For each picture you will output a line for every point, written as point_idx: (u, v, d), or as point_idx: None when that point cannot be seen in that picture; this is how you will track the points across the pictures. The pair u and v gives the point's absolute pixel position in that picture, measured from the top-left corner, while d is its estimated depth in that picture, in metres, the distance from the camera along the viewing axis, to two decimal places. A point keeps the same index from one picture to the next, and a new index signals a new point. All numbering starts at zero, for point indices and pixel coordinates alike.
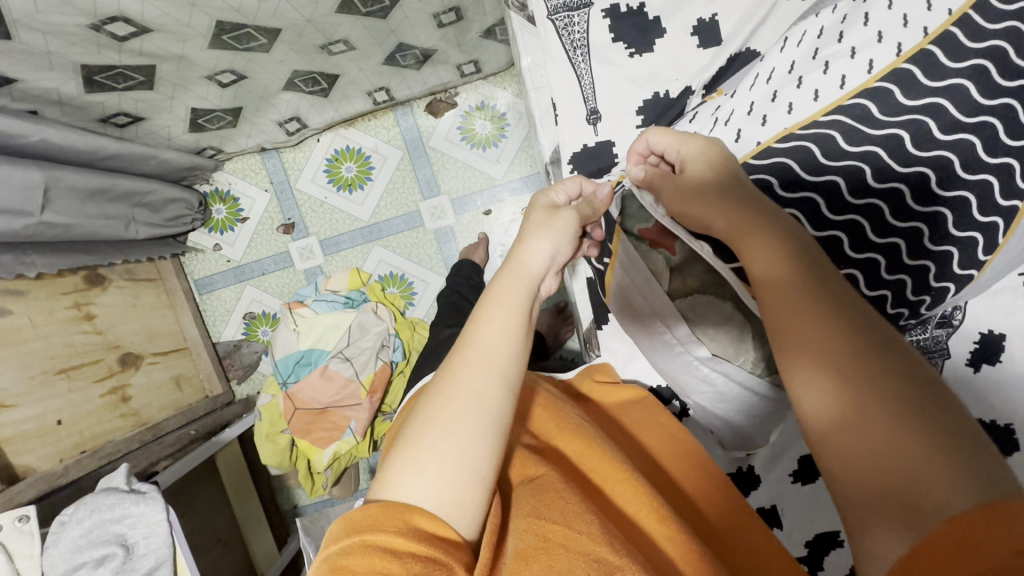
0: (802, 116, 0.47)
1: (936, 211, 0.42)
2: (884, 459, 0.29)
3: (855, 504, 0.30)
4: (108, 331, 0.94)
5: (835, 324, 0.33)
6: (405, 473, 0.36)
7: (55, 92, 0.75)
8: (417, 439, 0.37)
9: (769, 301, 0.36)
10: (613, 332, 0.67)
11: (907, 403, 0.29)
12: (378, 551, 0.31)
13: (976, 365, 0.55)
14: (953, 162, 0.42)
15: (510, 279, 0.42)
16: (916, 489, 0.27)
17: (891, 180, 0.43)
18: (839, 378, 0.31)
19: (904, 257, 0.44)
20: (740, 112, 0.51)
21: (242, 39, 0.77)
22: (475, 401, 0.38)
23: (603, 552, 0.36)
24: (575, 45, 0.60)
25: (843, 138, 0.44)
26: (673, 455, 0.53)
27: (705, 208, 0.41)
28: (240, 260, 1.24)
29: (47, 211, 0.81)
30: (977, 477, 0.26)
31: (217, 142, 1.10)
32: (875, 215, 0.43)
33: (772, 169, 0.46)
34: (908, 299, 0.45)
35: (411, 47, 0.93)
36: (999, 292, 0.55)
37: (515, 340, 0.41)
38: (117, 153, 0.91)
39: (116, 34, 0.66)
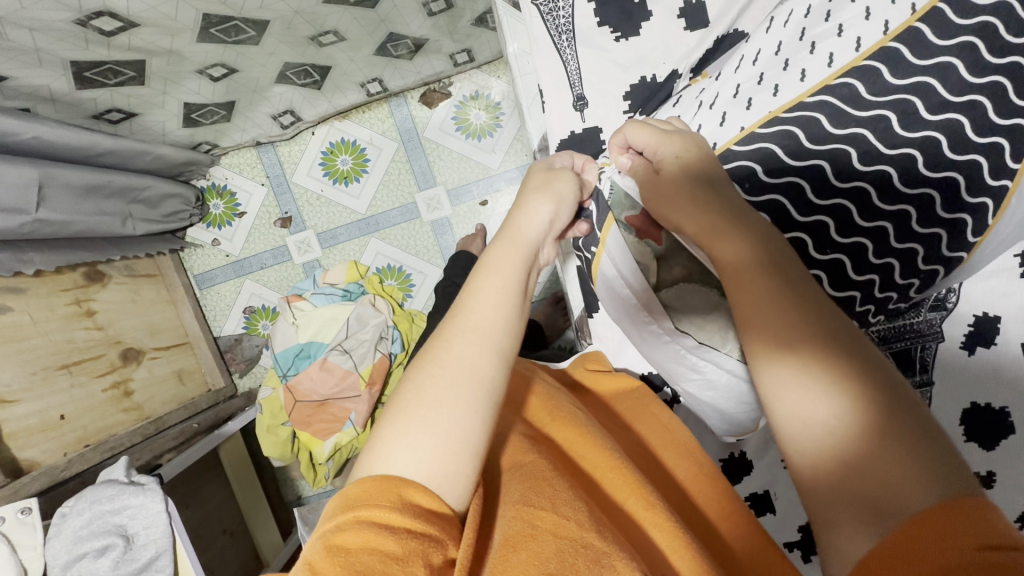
0: (787, 98, 0.45)
1: (924, 193, 0.42)
2: (850, 461, 0.30)
3: (824, 502, 0.31)
4: (109, 326, 0.95)
5: (805, 326, 0.33)
6: (398, 443, 0.35)
7: (47, 90, 0.75)
8: (415, 409, 0.36)
9: (743, 304, 0.36)
10: (604, 321, 0.67)
11: (871, 404, 0.30)
12: (375, 527, 0.31)
13: (971, 348, 0.54)
14: (942, 142, 0.41)
15: (508, 246, 0.43)
16: (882, 490, 0.29)
17: (876, 162, 0.42)
18: (810, 382, 0.32)
19: (892, 240, 0.44)
20: (726, 95, 0.50)
21: (230, 32, 0.76)
22: (469, 371, 0.37)
23: (591, 538, 0.36)
24: (560, 30, 0.60)
25: (829, 121, 0.43)
26: (665, 444, 0.53)
27: (679, 213, 0.41)
28: (239, 254, 1.24)
29: (42, 209, 0.82)
30: (937, 476, 0.28)
31: (212, 137, 1.10)
32: (862, 198, 0.43)
33: (757, 155, 0.45)
34: (897, 282, 0.45)
35: (401, 37, 0.93)
36: (995, 274, 0.54)
37: (508, 313, 0.40)
38: (110, 150, 0.91)
39: (102, 29, 0.66)
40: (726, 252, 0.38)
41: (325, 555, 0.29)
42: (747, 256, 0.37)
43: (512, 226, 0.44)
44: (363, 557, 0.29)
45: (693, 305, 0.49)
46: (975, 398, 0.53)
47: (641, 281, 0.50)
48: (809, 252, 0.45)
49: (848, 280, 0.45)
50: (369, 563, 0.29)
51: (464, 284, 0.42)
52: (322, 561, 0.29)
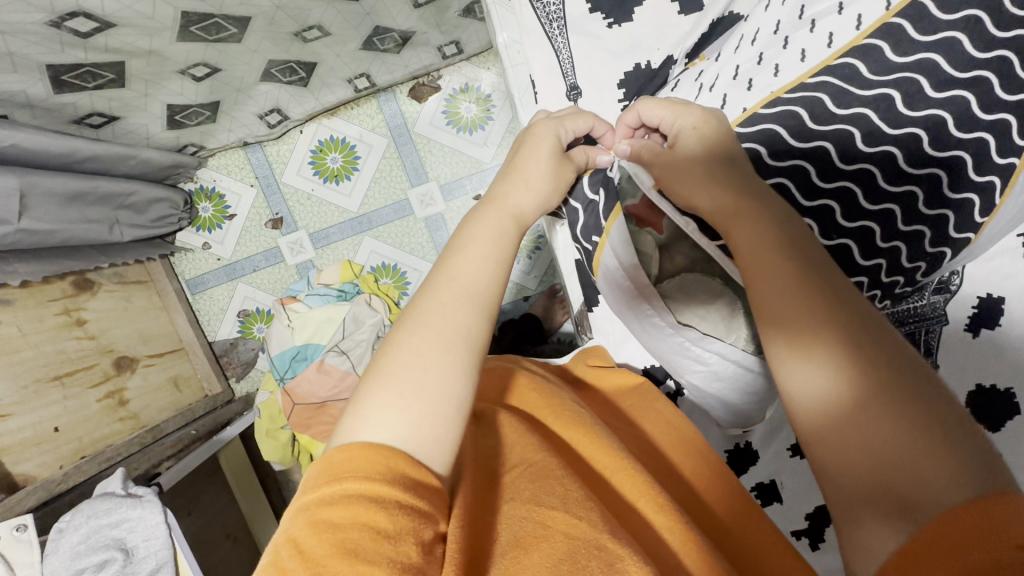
0: (788, 78, 0.44)
1: (930, 173, 0.41)
2: (876, 451, 0.29)
3: (848, 496, 0.30)
4: (101, 335, 0.93)
5: (826, 316, 0.33)
6: (381, 408, 0.34)
7: (24, 95, 0.73)
8: (403, 370, 0.36)
9: (763, 292, 0.36)
10: (604, 315, 0.66)
11: (900, 394, 0.30)
12: (365, 500, 0.29)
13: (976, 331, 0.54)
14: (947, 120, 0.40)
15: (493, 210, 0.46)
16: (911, 483, 0.28)
17: (880, 144, 0.41)
18: (832, 372, 0.32)
19: (899, 223, 0.43)
20: (725, 77, 0.49)
21: (211, 30, 0.74)
22: (466, 334, 0.39)
23: (605, 539, 0.35)
24: (551, 17, 0.59)
25: (832, 101, 0.42)
26: (670, 441, 0.52)
27: (693, 187, 0.41)
28: (230, 257, 1.22)
29: (25, 219, 0.79)
30: (972, 469, 0.27)
31: (198, 138, 1.07)
32: (867, 180, 0.42)
33: (761, 137, 0.44)
34: (903, 266, 0.45)
35: (388, 30, 0.91)
36: (998, 255, 0.54)
37: (493, 275, 0.42)
38: (94, 155, 0.89)
39: (78, 31, 0.64)
40: (746, 237, 0.38)
41: (312, 532, 0.28)
42: (763, 242, 0.37)
43: (493, 195, 0.48)
44: (353, 535, 0.28)
45: (696, 296, 0.48)
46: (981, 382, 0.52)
47: (641, 274, 0.48)
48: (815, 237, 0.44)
49: (854, 266, 0.44)
50: (359, 539, 0.28)
51: (446, 248, 0.44)
52: (310, 541, 0.28)
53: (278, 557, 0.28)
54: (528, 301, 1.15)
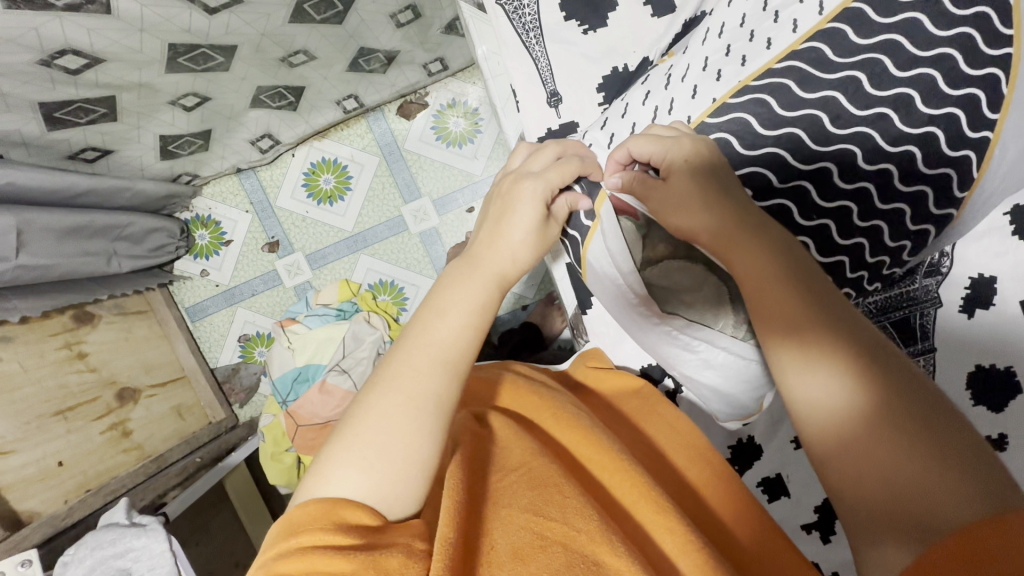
0: (755, 66, 0.44)
1: (905, 151, 0.42)
2: (889, 476, 0.31)
3: (865, 519, 0.32)
4: (102, 367, 0.93)
5: (834, 345, 0.34)
6: (343, 466, 0.34)
7: (18, 134, 0.74)
8: (364, 437, 0.35)
9: (771, 325, 0.37)
10: (599, 317, 0.66)
11: (908, 420, 0.31)
12: (320, 549, 0.30)
13: (970, 311, 0.55)
14: (914, 97, 0.41)
15: (473, 258, 0.45)
16: (925, 505, 0.29)
17: (851, 126, 0.42)
18: (843, 403, 0.33)
19: (875, 203, 0.43)
20: (696, 68, 0.49)
21: (199, 60, 0.76)
22: (433, 401, 0.37)
23: (603, 553, 0.35)
24: (527, 27, 0.60)
25: (799, 86, 0.42)
26: (669, 439, 0.52)
27: (687, 219, 0.41)
28: (229, 283, 1.23)
29: (23, 254, 0.80)
30: (981, 488, 0.28)
31: (192, 167, 1.09)
32: (847, 160, 0.42)
33: (732, 126, 0.44)
34: (887, 245, 0.45)
35: (373, 51, 0.93)
36: (984, 234, 0.55)
37: (471, 325, 0.41)
38: (90, 190, 0.90)
39: (68, 67, 0.65)
40: (745, 267, 0.38)
41: None
42: (765, 273, 0.38)
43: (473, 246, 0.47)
44: None
45: (679, 283, 0.48)
46: (978, 360, 0.53)
47: (628, 260, 0.47)
48: (795, 220, 0.44)
49: (833, 245, 0.45)
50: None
51: (427, 296, 0.43)
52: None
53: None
54: (527, 309, 1.16)
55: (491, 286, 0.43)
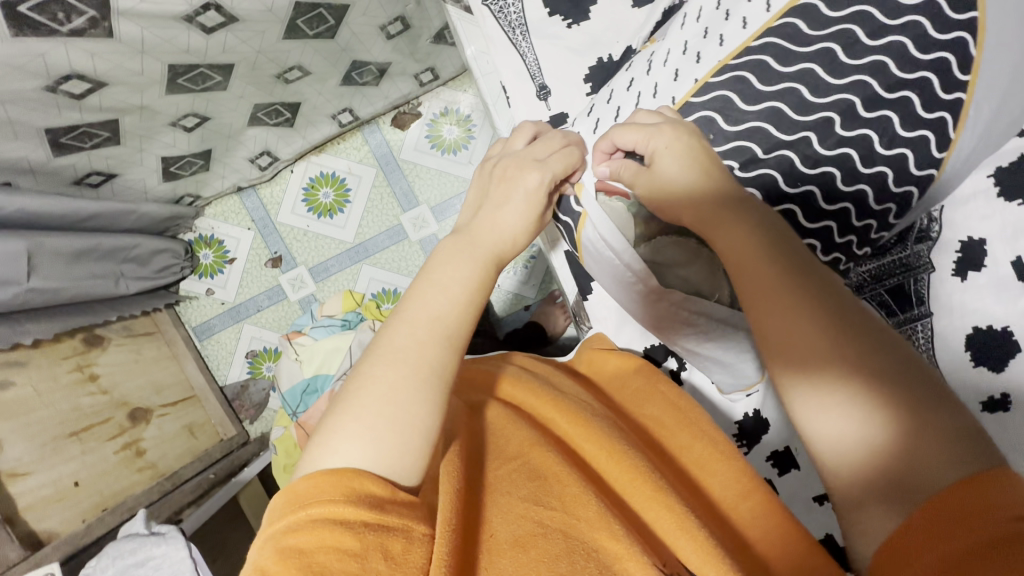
0: (733, 45, 0.46)
1: (881, 116, 0.44)
2: (876, 443, 0.33)
3: (852, 484, 0.33)
4: (114, 390, 0.94)
5: (821, 319, 0.36)
6: (346, 436, 0.35)
7: (26, 161, 0.76)
8: (370, 404, 0.37)
9: (758, 300, 0.38)
10: (600, 302, 0.67)
11: (894, 389, 0.33)
12: (329, 523, 0.30)
13: (964, 275, 0.57)
14: (889, 64, 0.43)
15: (465, 237, 0.46)
16: (913, 469, 0.31)
17: (830, 95, 0.44)
18: (835, 379, 0.34)
19: (858, 166, 0.45)
20: (677, 52, 0.50)
21: (197, 80, 0.78)
22: (438, 369, 0.39)
23: (600, 538, 0.38)
24: (513, 25, 0.62)
25: (777, 61, 0.44)
26: (671, 419, 0.54)
27: (672, 201, 0.44)
28: (234, 300, 1.24)
29: (34, 278, 0.81)
30: (964, 450, 0.30)
31: (194, 188, 1.11)
32: (827, 127, 0.44)
33: (715, 104, 0.46)
34: (872, 209, 0.46)
35: (365, 64, 0.95)
36: (972, 199, 0.57)
37: (465, 299, 0.42)
38: (97, 213, 0.92)
39: (73, 93, 0.67)
40: (731, 243, 0.40)
41: (277, 559, 0.29)
42: (750, 251, 0.39)
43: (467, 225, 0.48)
44: (320, 558, 0.29)
45: (673, 259, 0.51)
46: (975, 323, 0.55)
47: (621, 241, 0.51)
48: (780, 188, 0.46)
49: (819, 211, 0.46)
50: (326, 562, 0.29)
51: (416, 275, 0.44)
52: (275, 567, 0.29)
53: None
54: (530, 309, 1.17)
55: (484, 264, 0.45)
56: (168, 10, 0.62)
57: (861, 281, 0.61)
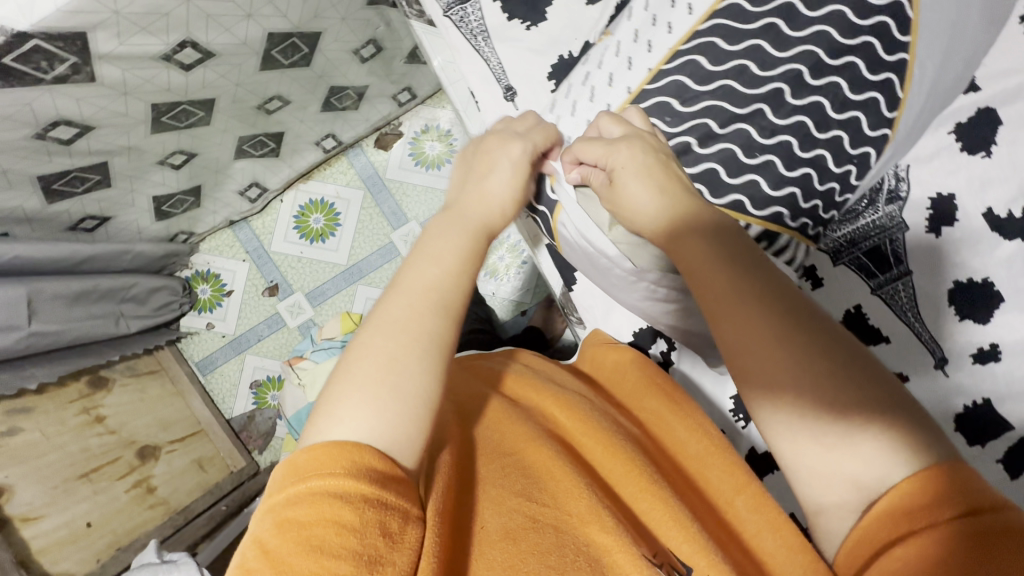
0: (681, 31, 0.50)
1: (830, 83, 0.47)
2: (840, 461, 0.38)
3: (819, 495, 0.39)
4: (121, 429, 0.95)
5: (789, 354, 0.38)
6: (350, 407, 0.36)
7: (21, 210, 0.79)
8: (376, 373, 0.37)
9: (730, 338, 0.40)
10: (585, 291, 0.70)
11: (855, 411, 0.38)
12: (329, 496, 0.31)
13: (937, 231, 0.59)
14: (832, 32, 0.46)
15: (456, 212, 0.48)
16: (869, 479, 0.37)
17: (777, 66, 0.47)
18: (803, 410, 0.38)
19: (814, 131, 0.47)
20: (629, 40, 0.54)
21: (181, 117, 0.81)
22: (438, 340, 0.40)
23: (590, 531, 0.39)
24: (474, 32, 0.65)
25: (726, 40, 0.48)
26: (671, 416, 0.55)
27: (639, 224, 0.46)
28: (234, 332, 1.25)
29: (34, 322, 0.83)
30: (907, 457, 0.37)
31: (188, 225, 1.14)
32: (776, 97, 0.47)
33: (673, 89, 0.49)
34: (833, 172, 0.48)
35: (343, 88, 0.98)
36: (937, 156, 0.61)
37: (462, 273, 0.43)
38: (93, 256, 0.94)
39: (61, 138, 0.70)
40: (699, 276, 0.42)
41: (276, 531, 0.31)
42: (719, 287, 0.41)
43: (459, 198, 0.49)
44: (318, 531, 0.30)
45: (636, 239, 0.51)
46: (956, 277, 0.59)
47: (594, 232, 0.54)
48: (739, 160, 0.47)
49: (782, 177, 0.47)
50: (324, 535, 0.30)
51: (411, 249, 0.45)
52: (274, 540, 0.30)
53: (246, 555, 0.31)
54: (527, 314, 1.18)
55: (473, 235, 0.46)
56: (146, 50, 0.64)
57: (839, 246, 0.63)
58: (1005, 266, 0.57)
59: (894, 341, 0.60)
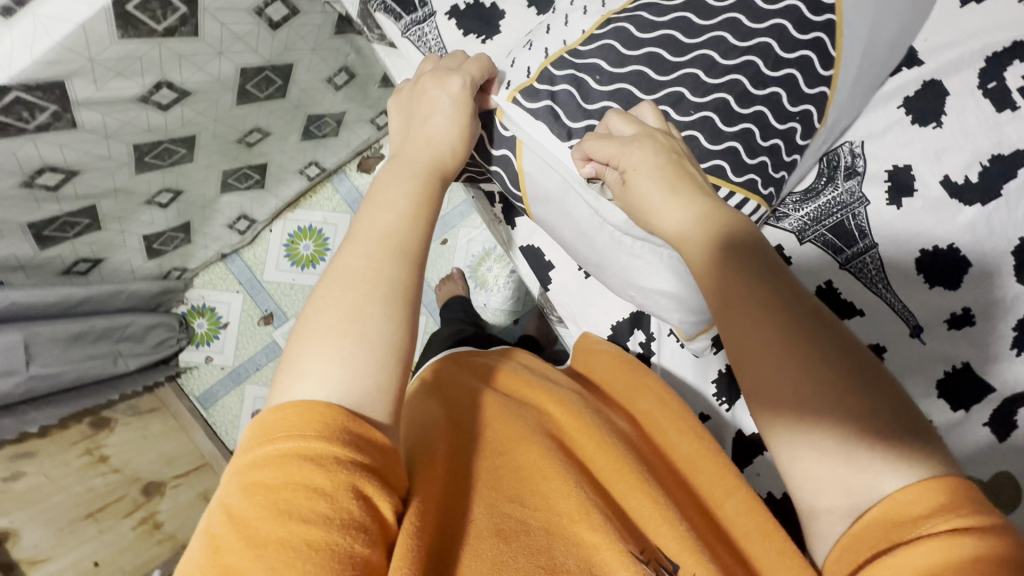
0: (613, 6, 0.61)
1: (747, 60, 0.56)
2: (840, 460, 0.39)
3: (812, 495, 0.40)
4: (125, 467, 0.96)
5: (798, 354, 0.41)
6: (319, 361, 0.37)
7: (14, 257, 0.81)
8: (336, 318, 0.39)
9: (740, 335, 0.43)
10: (562, 291, 0.76)
11: (858, 414, 0.39)
12: (301, 458, 0.32)
13: (897, 202, 0.63)
14: (740, 17, 0.56)
15: (406, 155, 0.50)
16: (866, 483, 0.38)
17: (689, 51, 0.56)
18: (808, 407, 0.40)
19: (735, 106, 0.56)
20: (565, 7, 0.63)
21: (164, 155, 0.83)
22: (401, 287, 0.41)
23: (580, 530, 0.40)
24: (433, 49, 0.72)
25: (649, 15, 0.57)
26: (665, 421, 0.56)
27: (655, 223, 0.50)
28: (233, 363, 1.26)
29: (33, 365, 0.84)
30: (909, 462, 0.38)
31: (180, 261, 1.16)
32: (694, 79, 0.56)
33: (632, 76, 0.57)
34: (759, 145, 0.57)
35: (321, 116, 1.01)
36: (891, 130, 0.65)
37: (419, 225, 0.45)
38: (89, 297, 0.96)
39: (48, 185, 0.72)
40: (712, 281, 0.45)
41: (244, 495, 0.32)
42: (734, 287, 0.44)
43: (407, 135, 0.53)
44: (289, 497, 0.31)
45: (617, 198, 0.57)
46: (922, 247, 0.62)
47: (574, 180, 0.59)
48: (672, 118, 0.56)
49: (720, 132, 0.56)
50: (294, 500, 0.31)
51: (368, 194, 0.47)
52: (242, 504, 0.32)
53: (212, 519, 0.32)
54: (520, 322, 1.19)
55: (422, 176, 0.48)
56: (122, 93, 0.67)
57: (804, 225, 0.64)
58: (969, 232, 0.61)
59: (869, 314, 0.62)
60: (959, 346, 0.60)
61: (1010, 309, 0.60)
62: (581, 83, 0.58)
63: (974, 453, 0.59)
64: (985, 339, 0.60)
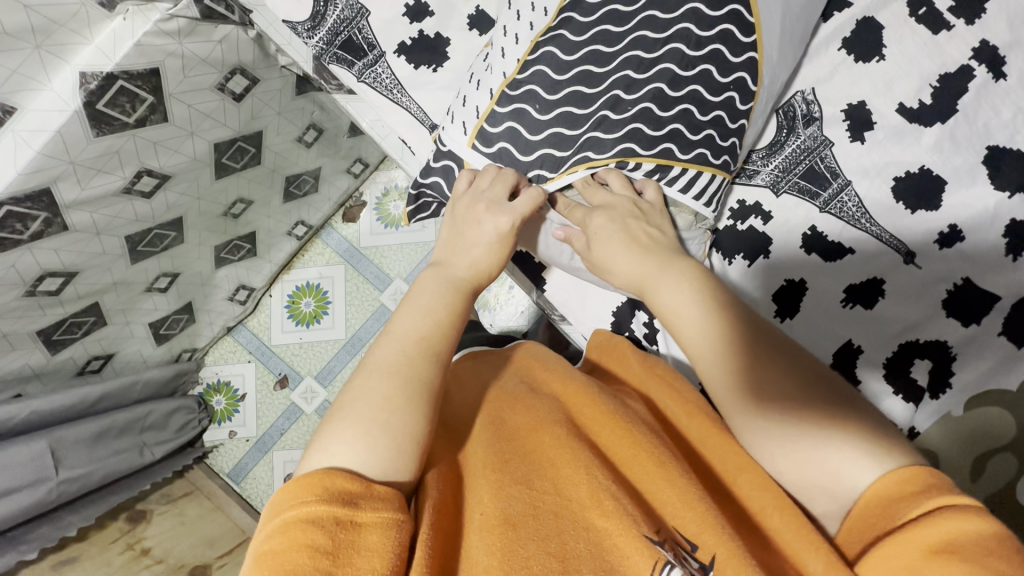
0: (541, 27, 0.63)
1: (672, 48, 0.58)
2: (817, 459, 0.46)
3: (800, 488, 0.47)
4: (168, 556, 0.93)
5: (762, 378, 0.50)
6: (341, 441, 0.41)
7: (28, 367, 0.83)
8: (371, 411, 0.42)
9: (708, 367, 0.52)
10: (557, 288, 0.77)
11: (823, 418, 0.47)
12: (306, 521, 0.35)
13: (860, 137, 0.66)
14: (655, 12, 0.58)
15: (436, 275, 0.53)
16: (841, 476, 0.45)
17: (612, 60, 0.59)
18: (774, 416, 0.48)
19: (668, 91, 0.59)
20: (501, 36, 0.66)
21: (156, 241, 0.86)
22: (427, 385, 0.45)
23: (594, 515, 0.41)
24: (390, 87, 0.77)
25: (571, 35, 0.60)
26: (677, 405, 0.56)
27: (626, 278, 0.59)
28: (257, 433, 1.26)
29: (63, 469, 0.85)
30: (877, 452, 0.44)
31: (188, 342, 1.18)
32: (626, 80, 0.59)
33: (568, 98, 0.60)
34: (699, 120, 0.60)
35: (298, 175, 1.04)
36: (839, 71, 0.68)
37: (438, 318, 0.49)
38: (104, 393, 0.97)
39: (50, 290, 0.75)
40: (682, 325, 0.54)
41: (256, 562, 0.34)
42: (702, 328, 0.52)
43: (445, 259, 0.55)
44: (292, 557, 0.33)
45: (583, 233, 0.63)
46: (895, 175, 0.64)
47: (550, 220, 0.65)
48: (612, 118, 0.60)
49: (660, 119, 0.60)
50: (299, 560, 0.33)
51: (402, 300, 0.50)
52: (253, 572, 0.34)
53: None
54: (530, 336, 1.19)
55: (451, 285, 0.52)
56: (106, 188, 0.70)
57: (775, 177, 0.68)
58: (936, 153, 0.64)
59: (858, 251, 0.64)
60: (955, 263, 0.61)
61: (994, 217, 0.61)
62: (524, 113, 0.62)
63: (994, 363, 0.60)
64: (978, 252, 0.61)
